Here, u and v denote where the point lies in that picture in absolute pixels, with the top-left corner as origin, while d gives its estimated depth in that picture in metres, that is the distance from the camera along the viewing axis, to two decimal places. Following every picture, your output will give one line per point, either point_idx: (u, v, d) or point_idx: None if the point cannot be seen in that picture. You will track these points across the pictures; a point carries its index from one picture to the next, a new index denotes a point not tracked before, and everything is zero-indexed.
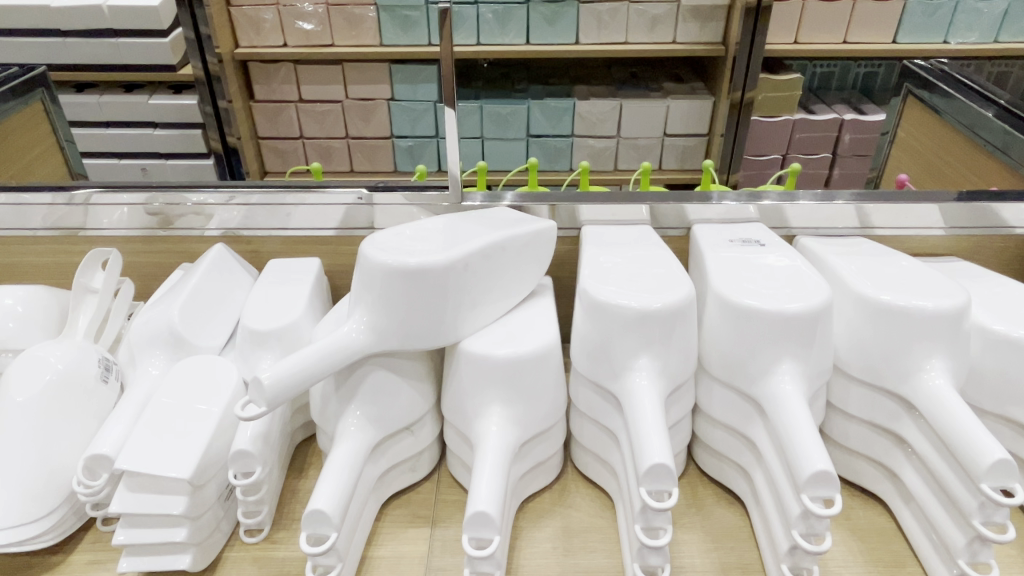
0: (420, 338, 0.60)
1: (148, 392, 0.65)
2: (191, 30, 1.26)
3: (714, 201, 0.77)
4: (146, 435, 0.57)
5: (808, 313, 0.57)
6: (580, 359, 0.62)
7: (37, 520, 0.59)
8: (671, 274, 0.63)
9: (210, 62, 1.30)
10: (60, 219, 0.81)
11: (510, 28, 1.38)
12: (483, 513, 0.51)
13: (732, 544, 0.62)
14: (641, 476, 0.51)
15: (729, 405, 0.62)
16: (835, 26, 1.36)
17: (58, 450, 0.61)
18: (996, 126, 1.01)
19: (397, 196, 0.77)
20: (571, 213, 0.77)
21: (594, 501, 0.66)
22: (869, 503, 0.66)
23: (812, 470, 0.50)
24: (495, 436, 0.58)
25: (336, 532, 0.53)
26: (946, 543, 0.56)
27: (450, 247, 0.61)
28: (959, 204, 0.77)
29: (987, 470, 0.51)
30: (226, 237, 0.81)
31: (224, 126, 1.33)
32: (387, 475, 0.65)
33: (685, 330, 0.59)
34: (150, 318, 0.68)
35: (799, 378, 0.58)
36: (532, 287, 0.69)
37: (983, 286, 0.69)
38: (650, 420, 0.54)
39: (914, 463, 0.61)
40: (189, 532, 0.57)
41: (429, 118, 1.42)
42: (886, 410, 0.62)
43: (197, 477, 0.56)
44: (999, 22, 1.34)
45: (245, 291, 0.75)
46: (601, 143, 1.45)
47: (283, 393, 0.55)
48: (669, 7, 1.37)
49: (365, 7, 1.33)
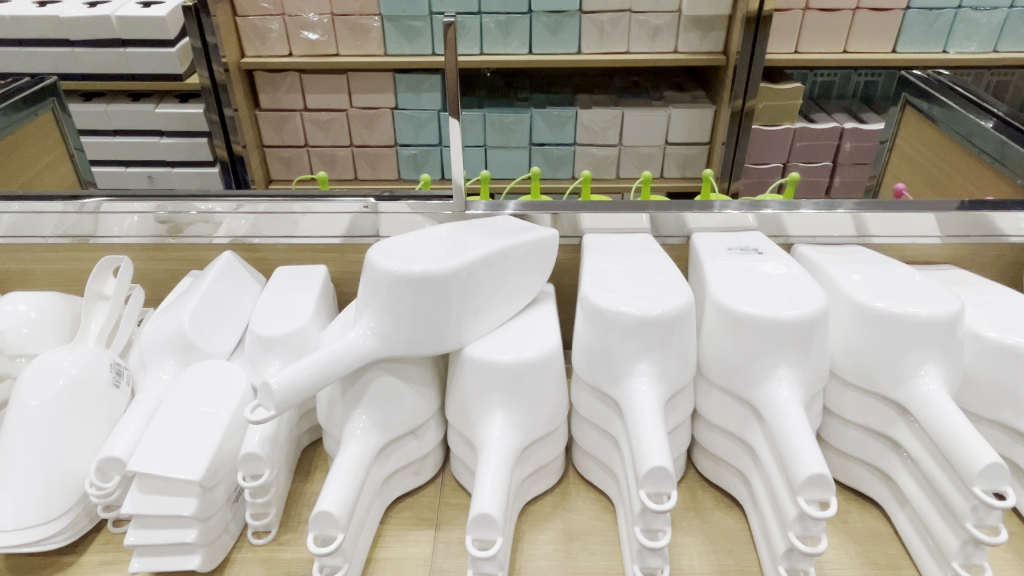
0: (424, 343, 0.62)
1: (159, 397, 0.66)
2: (197, 38, 1.12)
3: (715, 210, 0.78)
4: (157, 436, 0.59)
5: (804, 320, 0.58)
6: (581, 365, 0.63)
7: (51, 520, 0.60)
8: (671, 282, 0.64)
9: (216, 70, 1.17)
10: (71, 227, 0.83)
11: (513, 37, 1.39)
12: (486, 514, 0.52)
13: (730, 546, 0.63)
14: (641, 479, 0.52)
15: (727, 410, 0.64)
16: (835, 35, 1.38)
17: (71, 452, 0.62)
18: (991, 136, 1.00)
19: (402, 205, 0.79)
20: (573, 222, 0.78)
21: (594, 505, 0.67)
22: (866, 507, 0.67)
23: (809, 473, 0.51)
24: (497, 439, 0.59)
25: (343, 533, 0.54)
26: (941, 546, 0.57)
27: (455, 255, 0.62)
28: (956, 213, 0.79)
29: (979, 474, 0.52)
30: (234, 245, 0.83)
31: (230, 134, 1.22)
32: (392, 478, 0.66)
33: (683, 336, 0.61)
34: (162, 325, 0.70)
35: (795, 384, 0.59)
36: (533, 294, 0.70)
37: (978, 294, 0.70)
38: (649, 424, 0.55)
39: (909, 467, 0.62)
40: (199, 533, 0.58)
41: (433, 126, 1.46)
42: (881, 415, 0.63)
43: (208, 479, 0.57)
44: (999, 31, 1.37)
45: (253, 298, 0.77)
46: (602, 151, 1.47)
47: (291, 397, 0.56)
48: (670, 17, 1.39)
49: (369, 17, 1.38)
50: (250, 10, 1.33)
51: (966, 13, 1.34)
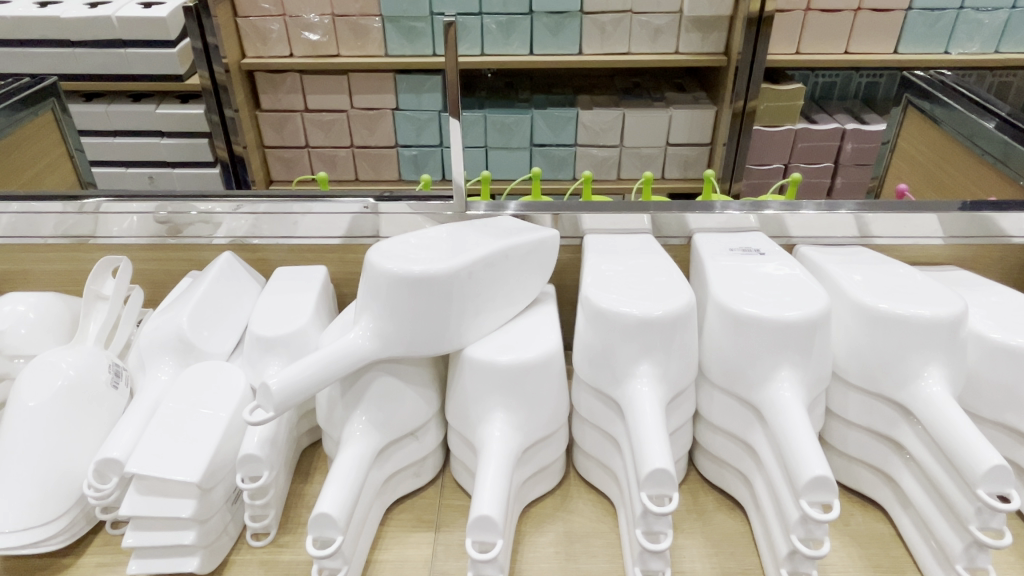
0: (424, 344, 0.61)
1: (157, 397, 0.66)
2: (198, 39, 1.16)
3: (717, 211, 0.78)
4: (156, 437, 0.58)
5: (806, 320, 0.58)
6: (582, 366, 0.63)
7: (49, 522, 0.60)
8: (672, 282, 0.64)
9: (217, 71, 1.20)
10: (70, 227, 0.82)
11: (514, 37, 1.39)
12: (486, 517, 0.52)
13: (732, 549, 0.62)
14: (642, 481, 0.52)
15: (729, 411, 0.63)
16: (837, 37, 1.38)
17: (68, 454, 0.62)
18: (994, 136, 1.00)
19: (402, 205, 0.78)
20: (573, 223, 0.78)
21: (595, 507, 0.67)
22: (869, 509, 0.66)
23: (811, 476, 0.51)
24: (498, 441, 0.59)
25: (342, 535, 0.54)
26: (945, 549, 0.56)
27: (455, 255, 0.62)
28: (959, 213, 0.78)
29: (983, 476, 0.52)
30: (233, 245, 0.83)
31: (230, 135, 1.25)
32: (392, 480, 0.66)
33: (685, 337, 0.60)
34: (160, 325, 0.69)
35: (797, 385, 0.59)
36: (534, 295, 0.70)
37: (982, 295, 0.70)
38: (650, 425, 0.55)
39: (912, 469, 0.61)
40: (197, 535, 0.58)
41: (434, 126, 1.45)
42: (885, 416, 0.62)
43: (207, 481, 0.57)
44: (1000, 33, 1.36)
45: (253, 299, 0.77)
46: (603, 152, 1.47)
47: (290, 398, 0.56)
48: (671, 17, 1.39)
49: (370, 18, 1.37)
50: (251, 11, 1.33)
51: (969, 13, 1.34)
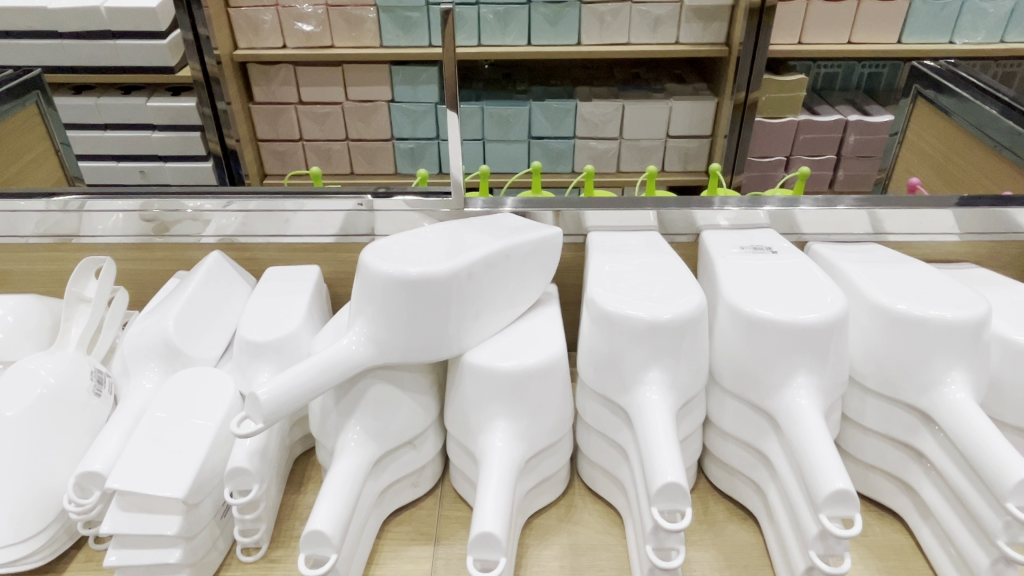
0: (422, 350, 0.58)
1: (142, 405, 0.63)
2: (190, 32, 1.25)
3: (718, 207, 0.75)
4: (140, 448, 0.55)
5: (824, 324, 0.55)
6: (588, 370, 0.60)
7: (29, 538, 0.57)
8: (681, 283, 0.61)
9: (210, 62, 1.30)
10: (52, 226, 0.79)
11: (512, 28, 1.35)
12: (488, 534, 0.49)
13: (745, 562, 0.60)
14: (653, 496, 0.49)
15: (741, 417, 0.60)
16: (839, 26, 1.34)
17: (47, 465, 0.59)
18: (1003, 125, 0.98)
19: (397, 202, 0.75)
20: (576, 220, 0.75)
21: (602, 518, 0.64)
22: (886, 519, 0.64)
23: (833, 490, 0.48)
24: (500, 452, 0.56)
25: (336, 553, 0.51)
26: (969, 562, 0.54)
27: (453, 256, 0.58)
28: (974, 209, 0.76)
29: (1012, 489, 0.49)
30: (223, 245, 0.79)
31: (222, 128, 1.30)
32: (389, 491, 0.63)
33: (695, 340, 0.57)
34: (145, 329, 0.66)
35: (814, 392, 0.56)
36: (536, 296, 0.67)
37: (1003, 295, 0.67)
38: (661, 435, 0.52)
39: (932, 478, 0.59)
40: (184, 552, 0.55)
41: (430, 119, 1.39)
42: (904, 423, 0.60)
43: (193, 496, 0.54)
44: (1006, 21, 1.30)
45: (243, 300, 0.73)
46: (603, 145, 1.43)
47: (281, 408, 0.53)
48: (671, 7, 1.35)
49: (365, 7, 1.31)
50: (244, 1, 1.33)
51: (974, 2, 1.29)
